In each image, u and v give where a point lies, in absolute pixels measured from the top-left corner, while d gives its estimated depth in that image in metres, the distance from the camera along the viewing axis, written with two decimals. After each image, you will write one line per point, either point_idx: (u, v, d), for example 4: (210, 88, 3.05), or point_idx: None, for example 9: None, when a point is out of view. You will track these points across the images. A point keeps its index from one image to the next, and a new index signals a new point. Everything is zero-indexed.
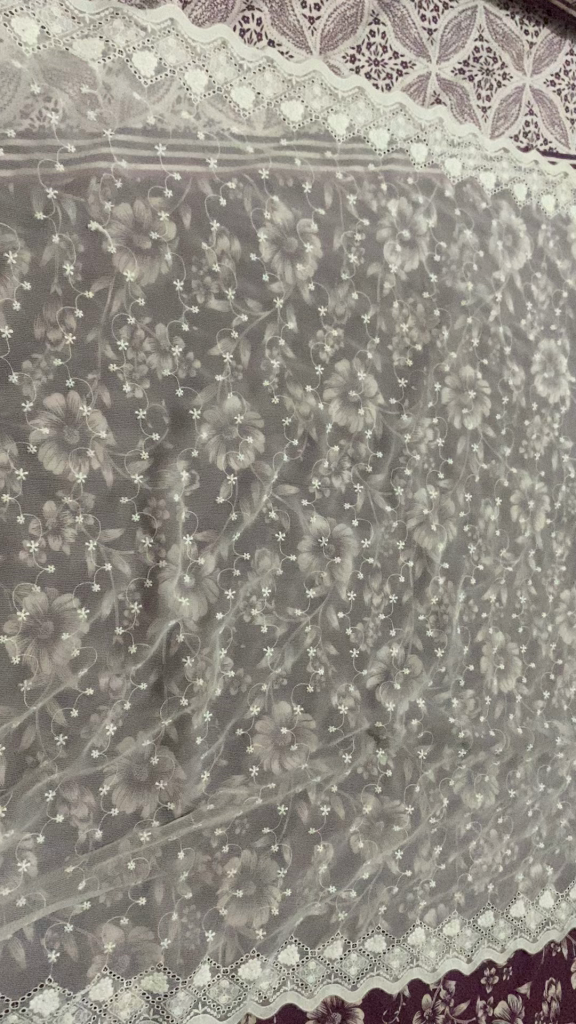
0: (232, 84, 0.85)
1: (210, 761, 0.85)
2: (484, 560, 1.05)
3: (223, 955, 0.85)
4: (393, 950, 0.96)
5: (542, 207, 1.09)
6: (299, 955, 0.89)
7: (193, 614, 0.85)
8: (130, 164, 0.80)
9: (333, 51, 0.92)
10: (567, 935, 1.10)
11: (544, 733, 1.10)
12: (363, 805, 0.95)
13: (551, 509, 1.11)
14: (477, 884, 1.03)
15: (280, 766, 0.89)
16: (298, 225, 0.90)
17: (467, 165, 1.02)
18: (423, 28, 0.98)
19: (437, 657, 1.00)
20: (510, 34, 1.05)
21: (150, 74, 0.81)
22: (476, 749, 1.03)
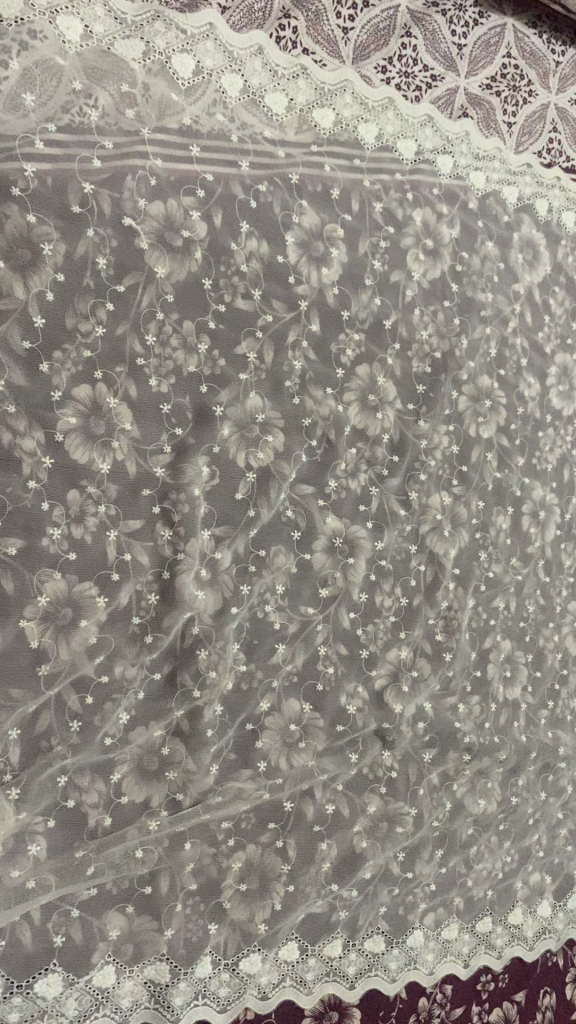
0: (266, 89, 0.87)
1: (219, 753, 0.86)
2: (494, 567, 1.06)
3: (224, 949, 0.85)
4: (391, 952, 0.96)
5: (563, 222, 1.11)
6: (299, 952, 0.90)
7: (209, 607, 0.86)
8: (164, 164, 0.81)
9: (366, 61, 0.93)
10: (563, 945, 1.11)
11: (548, 742, 1.10)
12: (368, 805, 0.95)
13: (562, 520, 1.12)
14: (476, 890, 1.03)
15: (287, 762, 0.90)
16: (325, 230, 0.91)
17: (490, 178, 1.04)
18: (453, 43, 0.99)
19: (445, 662, 1.01)
20: (537, 52, 1.07)
21: (187, 75, 0.82)
22: (480, 754, 1.04)
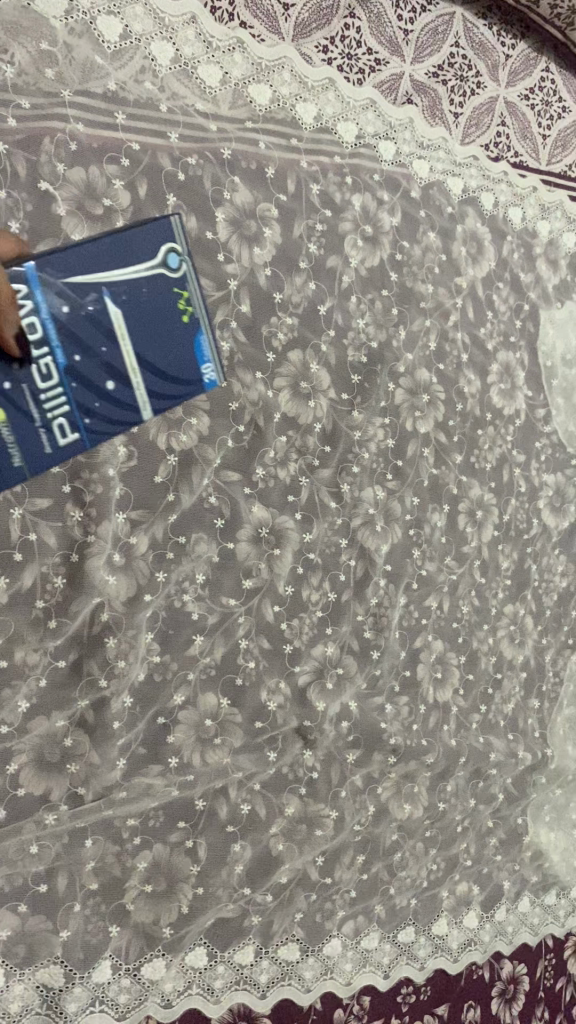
0: (199, 60, 0.85)
1: (127, 748, 0.83)
2: (427, 565, 1.03)
3: (126, 953, 0.81)
4: (307, 961, 0.92)
5: (509, 217, 1.09)
6: (208, 958, 0.86)
7: (121, 594, 0.82)
8: (87, 128, 0.79)
9: (306, 39, 0.91)
10: (490, 958, 1.06)
11: (479, 748, 1.07)
12: (286, 806, 0.92)
13: (500, 521, 1.10)
14: (399, 899, 0.99)
15: (201, 758, 0.87)
16: (257, 209, 0.89)
17: (435, 168, 1.02)
18: (399, 27, 0.97)
19: (372, 660, 0.98)
20: (487, 43, 1.05)
21: (114, 39, 0.80)
22: (407, 757, 1.00)
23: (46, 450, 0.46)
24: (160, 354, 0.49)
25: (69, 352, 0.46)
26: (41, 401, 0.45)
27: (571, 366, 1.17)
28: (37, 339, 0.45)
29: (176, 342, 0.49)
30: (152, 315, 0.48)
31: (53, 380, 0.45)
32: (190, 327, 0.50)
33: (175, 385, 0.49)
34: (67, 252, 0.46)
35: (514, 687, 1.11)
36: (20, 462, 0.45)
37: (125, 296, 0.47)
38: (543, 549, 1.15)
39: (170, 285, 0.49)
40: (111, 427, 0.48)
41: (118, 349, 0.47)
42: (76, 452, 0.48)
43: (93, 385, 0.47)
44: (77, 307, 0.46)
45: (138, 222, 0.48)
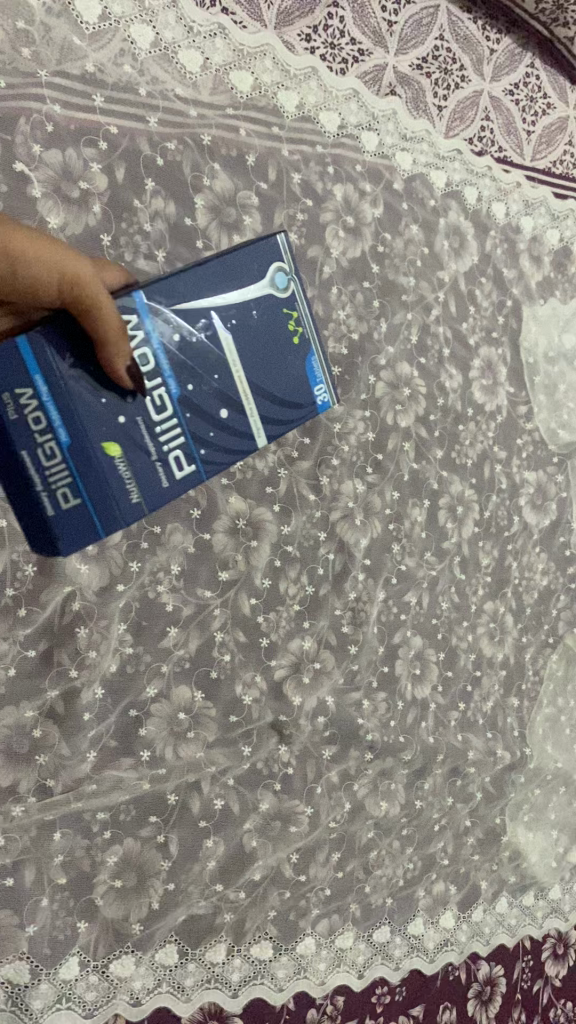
0: (180, 45, 0.84)
1: (98, 740, 0.81)
2: (406, 560, 1.02)
3: (94, 949, 0.79)
4: (280, 960, 0.90)
5: (493, 212, 1.09)
6: (178, 955, 0.84)
7: (93, 583, 0.81)
8: (64, 110, 0.78)
9: (289, 27, 0.90)
10: (466, 958, 1.05)
11: (457, 746, 1.06)
12: (260, 802, 0.90)
13: (481, 517, 1.09)
14: (374, 897, 0.98)
15: (173, 752, 0.85)
16: (238, 196, 0.88)
17: (418, 160, 1.01)
18: (383, 18, 0.97)
19: (350, 655, 0.97)
20: (471, 37, 1.04)
21: (93, 20, 0.79)
22: (384, 754, 0.99)
23: (162, 479, 0.55)
24: (275, 372, 0.58)
25: (180, 385, 0.54)
26: (156, 432, 0.54)
27: (553, 364, 1.17)
28: (149, 374, 0.53)
29: (284, 355, 0.58)
30: (267, 333, 0.57)
31: (167, 411, 0.54)
32: (301, 346, 0.59)
33: (289, 397, 0.59)
34: (181, 285, 0.54)
35: (494, 685, 1.11)
36: (137, 497, 0.55)
37: (233, 320, 0.56)
38: (524, 547, 1.14)
39: (280, 307, 0.58)
40: (234, 446, 0.58)
41: (229, 371, 0.56)
42: (194, 479, 0.57)
43: (206, 415, 0.56)
44: (187, 340, 0.54)
45: (255, 252, 0.57)
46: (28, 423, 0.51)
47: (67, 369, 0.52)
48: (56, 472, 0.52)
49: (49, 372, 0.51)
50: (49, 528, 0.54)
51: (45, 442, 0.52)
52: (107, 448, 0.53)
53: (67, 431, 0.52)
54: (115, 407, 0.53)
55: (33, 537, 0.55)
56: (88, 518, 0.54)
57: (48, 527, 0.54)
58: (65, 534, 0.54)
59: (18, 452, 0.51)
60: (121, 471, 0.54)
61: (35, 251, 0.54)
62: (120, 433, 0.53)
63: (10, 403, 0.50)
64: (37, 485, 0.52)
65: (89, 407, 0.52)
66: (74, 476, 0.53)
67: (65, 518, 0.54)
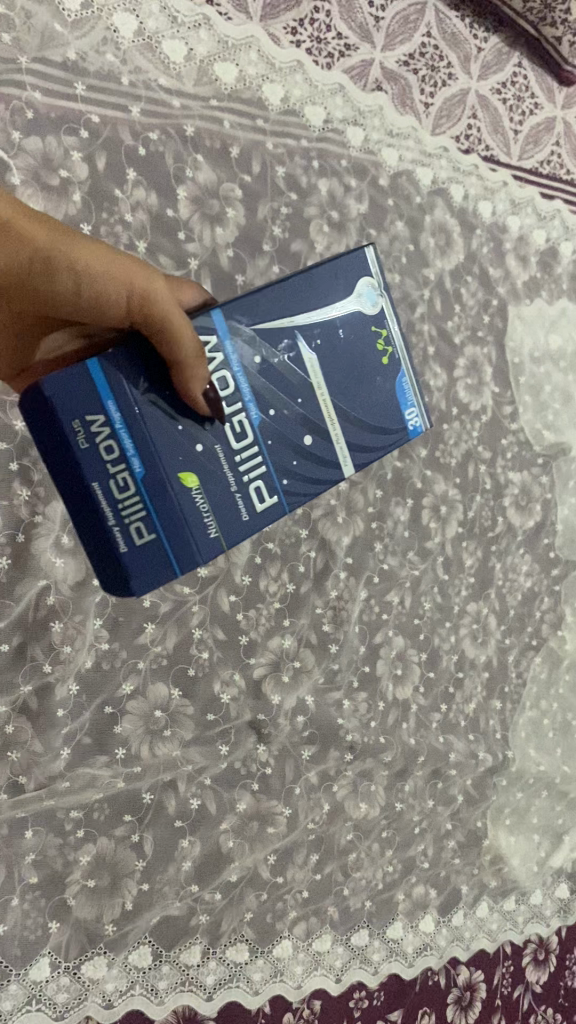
0: (163, 35, 0.83)
1: (72, 737, 0.80)
2: (389, 560, 1.02)
3: (66, 951, 0.77)
4: (256, 963, 0.87)
5: (479, 211, 1.08)
6: (152, 958, 0.81)
7: (68, 578, 0.80)
8: (44, 97, 0.77)
9: (275, 20, 0.90)
10: (446, 963, 1.02)
11: (438, 748, 1.05)
12: (237, 802, 0.89)
13: (464, 518, 1.08)
14: (353, 900, 0.96)
15: (149, 750, 0.84)
16: (221, 189, 0.87)
17: (403, 157, 1.01)
18: (370, 13, 0.96)
19: (330, 654, 0.96)
20: (459, 35, 1.04)
21: (75, 7, 0.78)
22: (364, 755, 0.98)
23: (242, 515, 0.53)
24: (361, 396, 0.56)
25: (260, 410, 0.53)
26: (236, 461, 0.52)
27: (538, 364, 1.16)
28: (228, 399, 0.52)
29: (372, 378, 0.56)
30: (353, 353, 0.55)
31: (247, 438, 0.52)
32: (390, 368, 0.57)
33: (377, 425, 0.57)
34: (264, 304, 0.52)
35: (476, 687, 1.10)
36: (217, 534, 0.52)
37: (318, 339, 0.54)
38: (508, 548, 1.13)
39: (369, 325, 0.56)
40: (319, 477, 0.55)
41: (313, 393, 0.54)
42: (276, 514, 0.54)
43: (289, 441, 0.54)
44: (268, 361, 0.53)
45: (341, 267, 0.55)
46: (99, 452, 0.48)
47: (141, 395, 0.49)
48: (129, 506, 0.49)
49: (122, 397, 0.49)
50: (121, 571, 0.50)
51: (118, 473, 0.49)
52: (184, 479, 0.50)
53: (141, 461, 0.49)
54: (191, 435, 0.51)
55: (103, 586, 0.51)
56: (163, 558, 0.51)
57: (120, 570, 0.50)
58: (138, 577, 0.50)
59: (89, 485, 0.48)
60: (198, 505, 0.51)
61: (100, 261, 0.53)
62: (196, 463, 0.51)
63: (81, 431, 0.48)
64: (109, 522, 0.49)
65: (166, 434, 0.50)
66: (148, 511, 0.50)
67: (139, 559, 0.50)
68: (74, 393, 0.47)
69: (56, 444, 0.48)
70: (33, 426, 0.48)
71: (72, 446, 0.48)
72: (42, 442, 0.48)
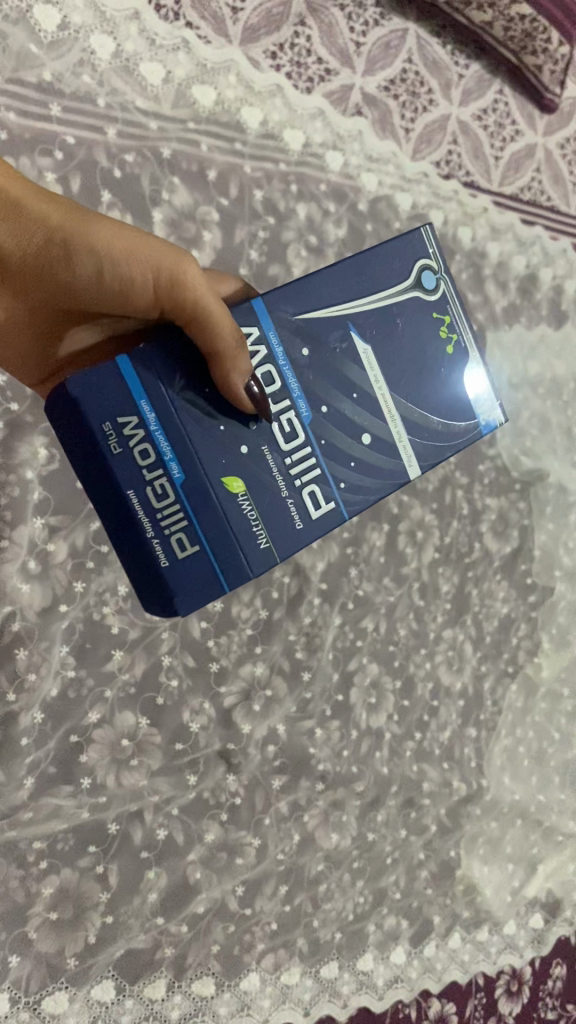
0: (141, 58, 0.83)
1: (36, 766, 0.79)
2: (364, 586, 1.01)
3: (26, 985, 0.75)
4: (222, 997, 0.85)
5: (459, 237, 1.08)
6: (115, 993, 0.79)
7: (35, 603, 0.80)
8: (18, 118, 0.76)
9: (254, 44, 0.89)
10: (418, 996, 1.00)
11: (412, 776, 1.03)
12: (205, 832, 0.87)
13: (441, 544, 1.08)
14: (323, 931, 0.93)
15: (115, 781, 0.82)
16: (198, 212, 0.86)
17: (384, 181, 1.00)
18: (351, 39, 0.96)
19: (303, 682, 0.95)
20: (440, 61, 1.05)
21: (52, 29, 0.78)
22: (335, 784, 0.97)
23: (291, 520, 0.53)
24: (424, 386, 0.56)
25: (311, 408, 0.53)
26: (284, 463, 0.52)
27: (517, 390, 1.16)
28: (275, 398, 0.52)
29: (437, 367, 0.56)
30: (413, 341, 0.55)
31: (298, 438, 0.53)
32: (456, 356, 0.57)
33: (444, 415, 0.57)
34: (314, 295, 0.53)
35: (451, 715, 1.09)
36: (266, 541, 0.52)
37: (372, 329, 0.54)
38: (485, 574, 1.12)
39: (430, 311, 0.56)
40: (382, 475, 0.55)
41: (370, 386, 0.54)
42: (333, 520, 0.54)
43: (345, 438, 0.54)
44: (319, 354, 0.53)
45: (398, 249, 0.55)
46: (134, 458, 0.49)
47: (177, 397, 0.50)
48: (168, 513, 0.50)
49: (158, 399, 0.49)
50: (164, 583, 0.50)
51: (155, 479, 0.49)
52: (228, 484, 0.51)
53: (180, 465, 0.50)
54: (234, 438, 0.51)
55: (147, 604, 0.51)
56: (208, 568, 0.51)
57: (163, 581, 0.50)
58: (181, 588, 0.50)
59: (125, 492, 0.49)
60: (244, 511, 0.51)
61: (125, 243, 0.54)
62: (240, 467, 0.51)
63: (114, 436, 0.48)
64: (148, 531, 0.49)
65: (207, 438, 0.50)
66: (189, 518, 0.50)
67: (182, 570, 0.50)
68: (107, 398, 0.48)
69: (91, 452, 0.49)
70: (67, 434, 0.49)
71: (106, 452, 0.48)
72: (79, 450, 0.49)
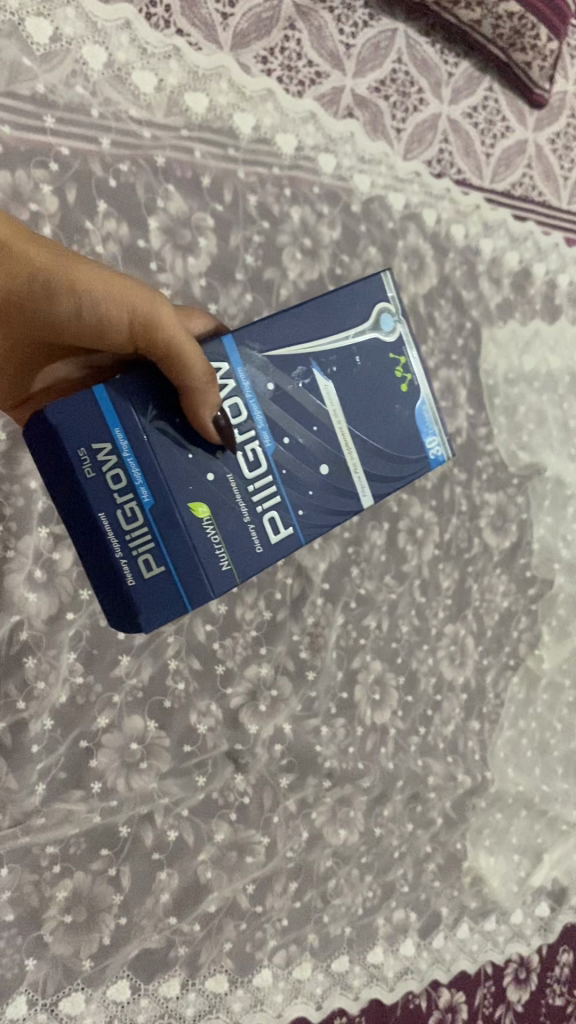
0: (133, 67, 0.83)
1: (47, 772, 0.80)
2: (366, 584, 1.02)
3: (43, 987, 0.76)
4: (235, 993, 0.86)
5: (452, 234, 1.09)
6: (131, 992, 0.80)
7: (42, 612, 0.81)
8: (13, 131, 0.77)
9: (245, 49, 0.90)
10: (428, 986, 1.01)
11: (417, 771, 1.05)
12: (216, 832, 0.88)
13: (441, 540, 1.09)
14: (333, 927, 0.94)
15: (125, 784, 0.83)
16: (193, 218, 0.87)
17: (376, 183, 1.01)
18: (341, 41, 0.97)
19: (308, 680, 0.96)
20: (429, 60, 1.05)
21: (44, 41, 0.78)
22: (342, 781, 0.98)
23: (253, 544, 0.54)
24: (377, 425, 0.57)
25: (275, 439, 0.54)
26: (249, 491, 0.53)
27: (512, 385, 1.17)
28: (240, 429, 0.53)
29: (390, 408, 0.57)
30: (369, 380, 0.57)
31: (261, 468, 0.54)
32: (411, 398, 0.58)
33: (395, 453, 0.58)
34: (282, 332, 0.54)
35: (454, 709, 1.10)
36: (228, 564, 0.53)
37: (332, 368, 0.55)
38: (484, 569, 1.13)
39: (387, 353, 0.57)
40: (336, 508, 0.56)
41: (328, 420, 0.55)
42: (291, 543, 0.55)
43: (305, 470, 0.55)
44: (281, 389, 0.54)
45: (359, 290, 0.57)
46: (106, 482, 0.49)
47: (149, 423, 0.51)
48: (137, 537, 0.50)
49: (130, 426, 0.50)
50: (129, 603, 0.51)
51: (125, 503, 0.50)
52: (194, 509, 0.51)
53: (150, 491, 0.50)
54: (201, 463, 0.52)
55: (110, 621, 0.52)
56: (173, 590, 0.51)
57: (128, 602, 0.51)
58: (146, 609, 0.51)
59: (96, 514, 0.49)
60: (209, 536, 0.52)
61: (101, 282, 0.54)
62: (206, 493, 0.52)
63: (87, 461, 0.49)
64: (117, 553, 0.50)
65: (175, 465, 0.51)
66: (157, 540, 0.51)
67: (147, 591, 0.51)
68: (81, 423, 0.49)
69: (63, 474, 0.49)
70: (41, 456, 0.50)
71: (79, 475, 0.49)
72: (51, 472, 0.50)
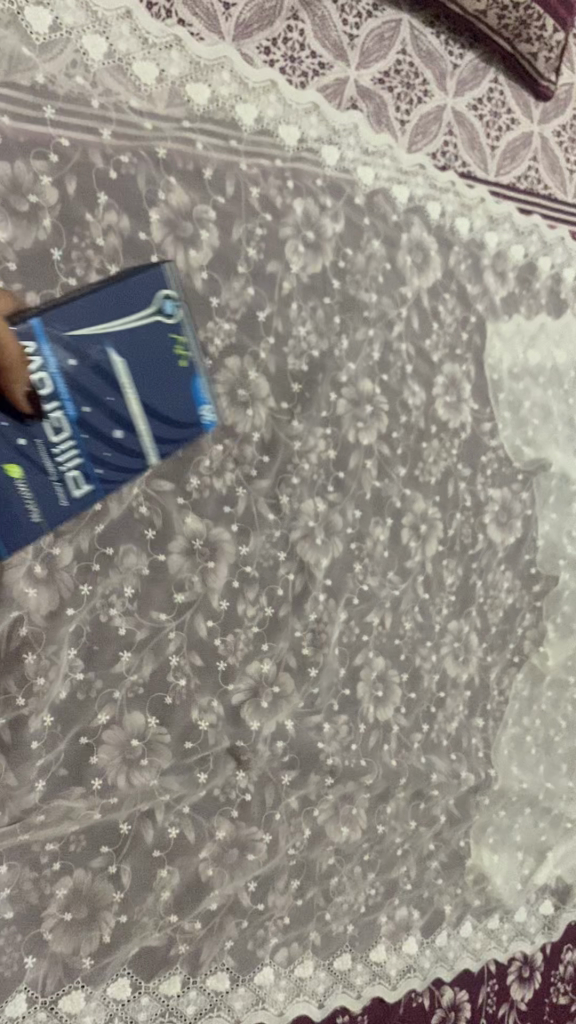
0: (134, 57, 0.83)
1: (47, 769, 0.78)
2: (369, 580, 1.01)
3: (43, 985, 0.76)
4: (237, 991, 0.86)
5: (456, 228, 1.08)
6: (132, 989, 0.80)
7: (41, 608, 0.78)
8: (12, 121, 0.76)
9: (248, 39, 0.90)
10: (430, 984, 1.01)
11: (420, 768, 1.04)
12: (217, 829, 0.87)
13: (445, 536, 1.08)
14: (335, 925, 0.94)
15: (126, 781, 0.82)
16: (194, 211, 0.86)
17: (380, 175, 1.00)
18: (344, 32, 0.96)
19: (310, 677, 0.96)
20: (434, 51, 1.04)
21: (43, 31, 0.77)
22: (344, 778, 0.97)
23: (62, 503, 0.59)
24: (162, 400, 0.61)
25: (77, 407, 0.57)
26: (53, 454, 0.57)
27: (517, 380, 1.16)
28: (46, 398, 0.56)
29: (176, 385, 0.61)
30: (150, 359, 0.60)
31: (63, 433, 0.57)
32: (190, 375, 0.61)
33: (178, 427, 0.62)
34: (70, 309, 0.57)
35: (458, 706, 1.09)
36: (40, 516, 0.58)
37: (123, 346, 0.58)
38: (489, 565, 1.13)
39: (167, 332, 0.60)
40: (120, 469, 0.61)
41: (120, 393, 0.59)
42: (92, 498, 0.60)
43: (100, 436, 0.59)
44: (81, 363, 0.57)
45: (139, 277, 0.60)
46: None
47: None
48: None
49: None
50: None
51: None
52: (9, 471, 0.56)
53: None
54: (16, 429, 0.55)
55: None
56: None
57: None
58: None
59: None
60: (21, 494, 0.57)
61: None
62: (19, 455, 0.56)
63: None
64: None
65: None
66: None
67: None
68: None
69: None
70: None
71: None
72: None
